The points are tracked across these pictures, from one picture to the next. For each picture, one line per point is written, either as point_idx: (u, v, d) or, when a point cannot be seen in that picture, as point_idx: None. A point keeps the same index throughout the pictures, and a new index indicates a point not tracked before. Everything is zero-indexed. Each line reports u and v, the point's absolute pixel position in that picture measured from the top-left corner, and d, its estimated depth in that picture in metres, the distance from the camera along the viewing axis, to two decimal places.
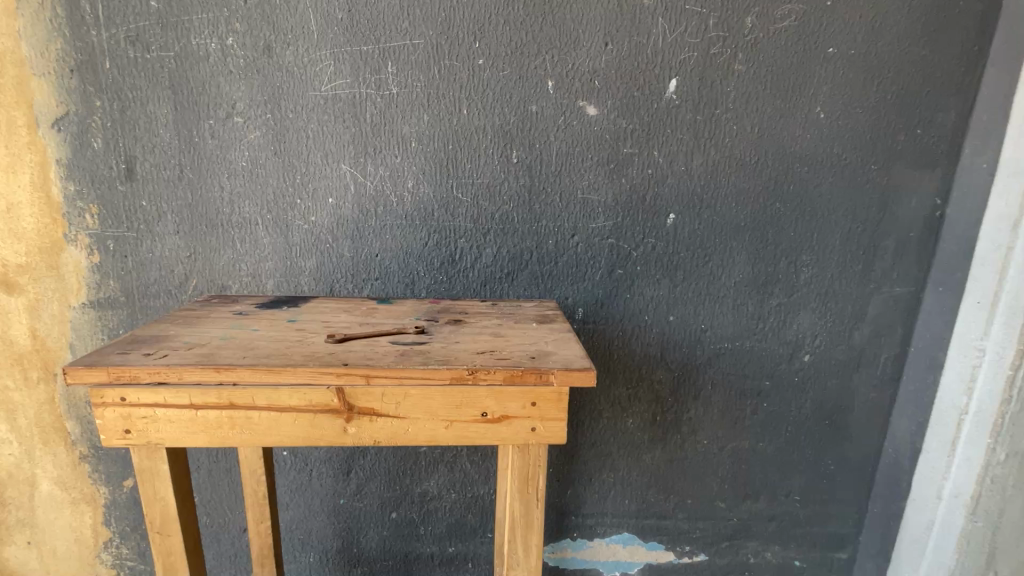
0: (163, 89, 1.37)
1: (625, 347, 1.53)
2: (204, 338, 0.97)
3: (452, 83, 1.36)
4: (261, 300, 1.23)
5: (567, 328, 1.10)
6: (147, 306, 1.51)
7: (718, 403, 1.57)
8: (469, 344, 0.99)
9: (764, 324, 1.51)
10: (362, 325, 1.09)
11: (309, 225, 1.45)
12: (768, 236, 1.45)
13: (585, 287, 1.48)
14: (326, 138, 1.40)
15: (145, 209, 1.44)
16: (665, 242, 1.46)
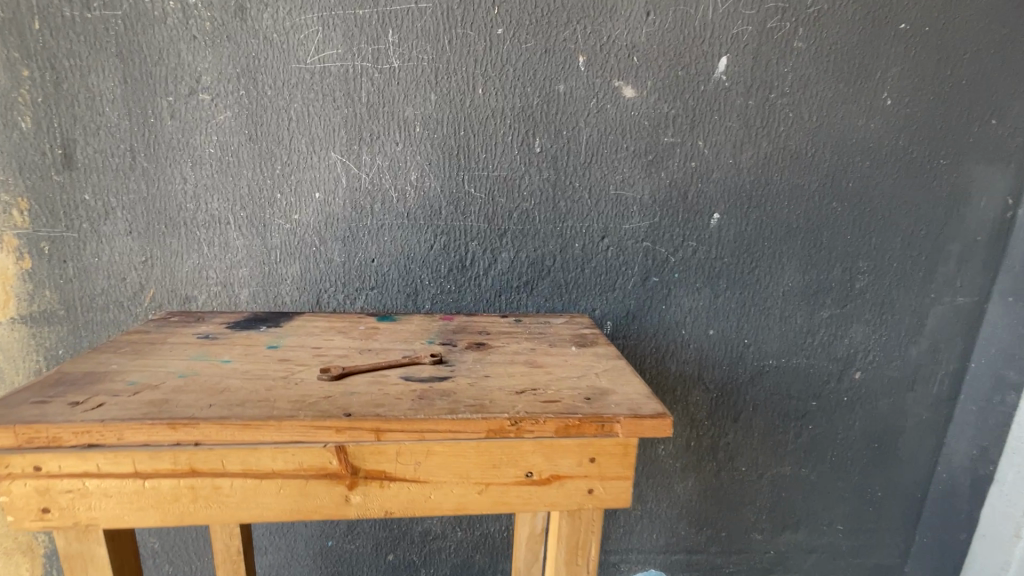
0: (108, 57, 1.12)
1: (658, 365, 1.34)
2: (156, 376, 0.74)
3: (465, 57, 1.14)
4: (233, 318, 1.00)
5: (616, 354, 0.90)
6: (93, 321, 1.26)
7: (761, 427, 1.40)
8: (504, 380, 0.78)
9: (814, 339, 1.34)
10: (362, 352, 0.87)
11: (292, 225, 1.22)
12: (822, 239, 1.28)
13: (615, 297, 1.29)
14: (312, 121, 1.17)
15: (88, 204, 1.19)
16: (707, 246, 1.27)
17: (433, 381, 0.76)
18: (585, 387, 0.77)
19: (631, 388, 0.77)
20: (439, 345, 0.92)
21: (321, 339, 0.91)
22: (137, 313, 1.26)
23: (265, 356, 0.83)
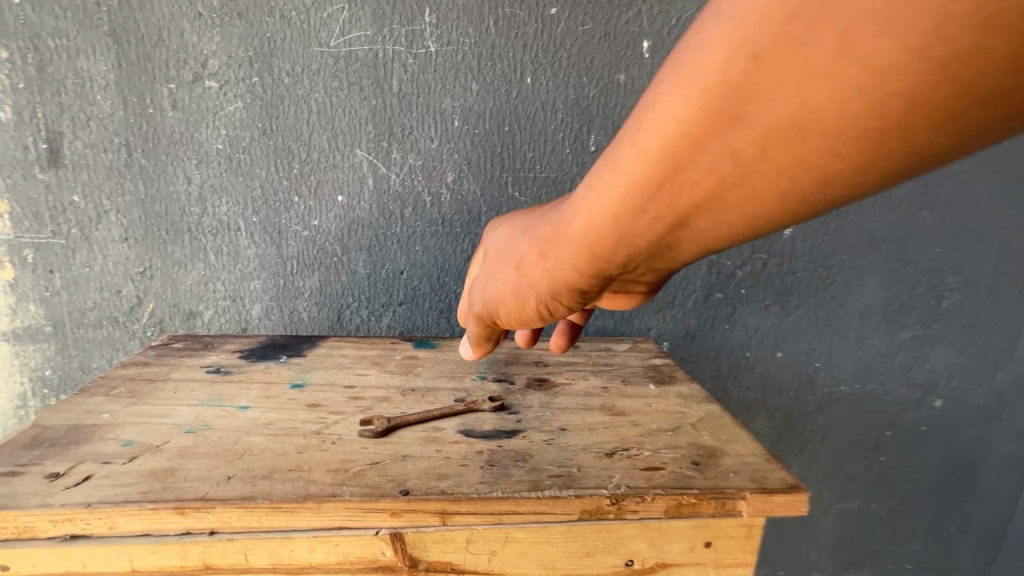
0: (100, 36, 0.96)
1: (718, 391, 1.20)
2: (158, 432, 0.59)
3: (514, 40, 0.99)
4: (247, 344, 0.86)
5: (705, 396, 0.76)
6: (84, 339, 1.11)
7: (827, 458, 1.26)
8: (585, 436, 0.64)
9: (892, 362, 1.20)
10: (405, 393, 0.73)
11: (310, 231, 1.07)
12: (908, 253, 1.14)
13: (674, 315, 1.14)
14: (335, 113, 1.01)
15: (78, 207, 1.04)
16: (779, 259, 1.13)
17: (501, 439, 0.62)
18: (685, 445, 0.63)
19: (741, 447, 0.63)
20: (494, 382, 0.77)
21: (353, 375, 0.77)
22: (134, 330, 1.11)
23: (290, 400, 0.69)
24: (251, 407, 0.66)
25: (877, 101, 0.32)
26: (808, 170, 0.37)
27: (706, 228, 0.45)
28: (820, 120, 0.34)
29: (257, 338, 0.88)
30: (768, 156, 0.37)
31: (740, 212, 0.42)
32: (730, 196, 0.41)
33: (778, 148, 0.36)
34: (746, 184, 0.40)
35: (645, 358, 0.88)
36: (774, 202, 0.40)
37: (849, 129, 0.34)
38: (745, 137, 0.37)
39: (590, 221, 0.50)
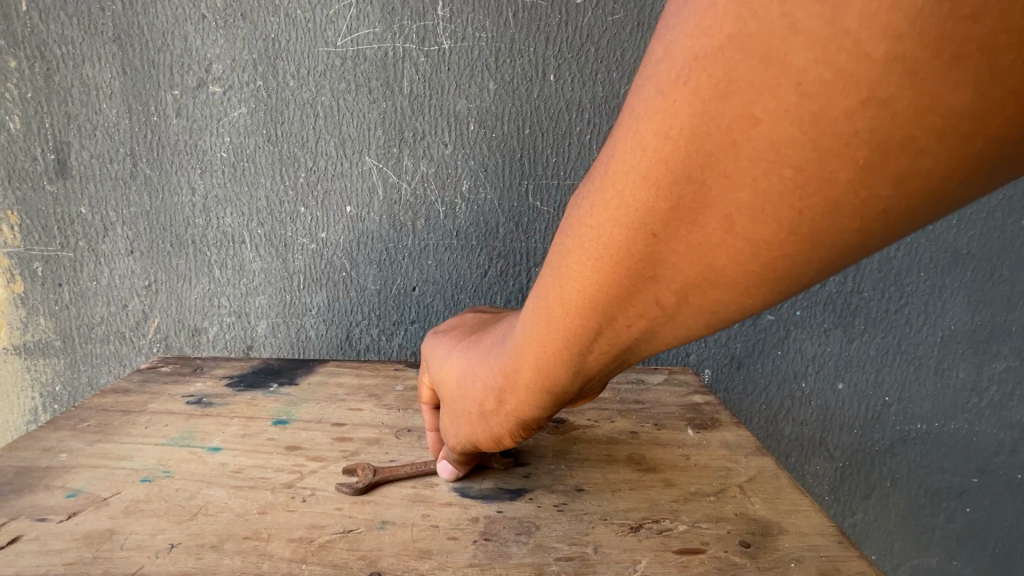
0: (104, 43, 0.92)
1: (767, 426, 1.05)
2: (111, 480, 0.53)
3: (535, 33, 0.89)
4: (239, 369, 0.79)
5: (756, 446, 0.63)
6: (92, 354, 1.08)
7: (899, 507, 1.09)
8: (605, 501, 0.52)
9: (980, 399, 1.02)
10: (399, 433, 0.63)
11: (317, 245, 1.00)
12: (1001, 270, 0.96)
13: (716, 339, 1.01)
14: (342, 117, 0.94)
15: (85, 219, 1.01)
16: (841, 276, 0.98)
17: (502, 502, 0.52)
18: (732, 517, 0.51)
19: (804, 522, 0.51)
20: None
21: (345, 409, 0.68)
22: (141, 345, 1.07)
23: (268, 441, 0.61)
24: (222, 448, 0.59)
25: (878, 143, 0.27)
26: (805, 234, 0.32)
27: (691, 321, 0.39)
28: (817, 173, 0.29)
29: (250, 363, 0.81)
30: (759, 219, 0.32)
31: (732, 294, 0.36)
32: (720, 274, 0.35)
33: (769, 209, 0.31)
34: (733, 261, 0.34)
35: (683, 394, 0.75)
36: (770, 283, 0.35)
37: (847, 181, 0.29)
38: (726, 200, 0.32)
39: (552, 319, 0.43)
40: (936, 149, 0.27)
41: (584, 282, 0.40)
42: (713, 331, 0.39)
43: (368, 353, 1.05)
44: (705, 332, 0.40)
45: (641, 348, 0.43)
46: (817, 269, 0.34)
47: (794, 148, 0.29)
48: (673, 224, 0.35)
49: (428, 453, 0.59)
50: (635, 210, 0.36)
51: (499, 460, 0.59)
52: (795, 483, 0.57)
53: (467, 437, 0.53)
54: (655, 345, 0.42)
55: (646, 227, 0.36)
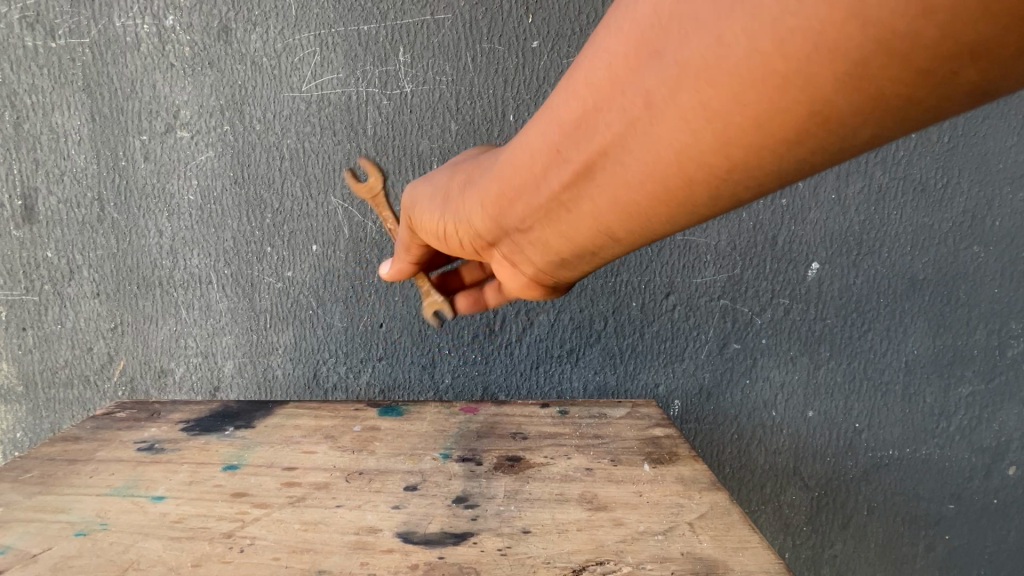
0: (74, 91, 0.95)
1: (740, 456, 1.04)
2: (44, 534, 0.54)
3: (494, 77, 0.91)
4: (194, 412, 0.78)
5: (711, 481, 0.62)
6: (55, 399, 1.07)
7: (877, 537, 1.07)
8: (550, 543, 0.53)
9: (949, 424, 1.02)
10: (350, 476, 0.62)
11: (284, 283, 1.00)
12: (958, 294, 0.98)
13: (683, 369, 1.01)
14: (308, 159, 0.96)
15: (51, 263, 1.01)
16: (803, 304, 0.98)
17: (444, 548, 0.52)
18: (678, 557, 0.51)
19: (750, 556, 0.51)
20: (457, 462, 0.66)
21: (298, 452, 0.67)
22: (105, 389, 1.06)
23: (214, 488, 0.60)
24: (166, 497, 0.59)
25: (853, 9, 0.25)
26: (754, 75, 0.30)
27: (645, 155, 0.37)
28: (789, 10, 0.27)
29: (208, 406, 0.79)
30: (730, 32, 0.29)
31: (667, 125, 0.34)
32: (679, 86, 0.33)
33: (743, 31, 0.29)
34: (739, 65, 0.30)
35: (644, 427, 0.73)
36: (745, 117, 0.31)
37: (828, 18, 0.26)
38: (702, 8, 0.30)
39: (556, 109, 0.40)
40: (869, 29, 0.25)
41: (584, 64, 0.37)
42: (679, 177, 0.36)
43: (336, 391, 1.04)
44: (648, 176, 0.37)
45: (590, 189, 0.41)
46: (753, 124, 0.31)
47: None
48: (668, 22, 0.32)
49: (376, 497, 0.59)
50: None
51: (448, 503, 0.58)
52: (746, 519, 0.56)
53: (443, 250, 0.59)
54: (607, 186, 0.40)
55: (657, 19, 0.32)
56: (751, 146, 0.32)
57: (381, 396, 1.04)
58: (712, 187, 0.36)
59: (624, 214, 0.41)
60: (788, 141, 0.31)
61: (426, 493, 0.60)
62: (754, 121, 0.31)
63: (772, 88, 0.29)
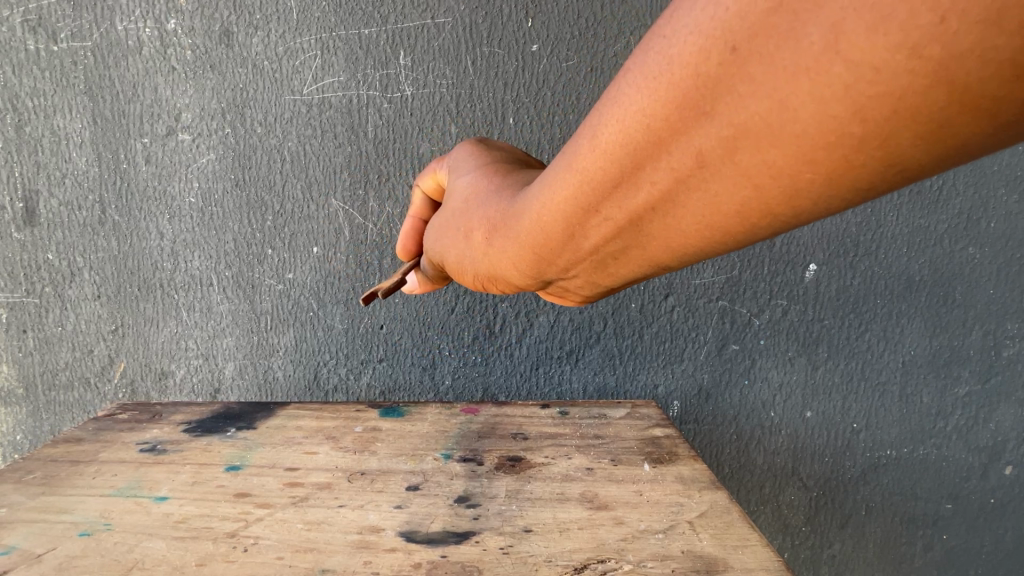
0: (76, 95, 0.95)
1: (739, 457, 1.04)
2: (48, 535, 0.54)
3: (493, 80, 0.92)
4: (196, 414, 0.78)
5: (711, 480, 0.62)
6: (55, 402, 1.07)
7: (876, 537, 1.07)
8: (552, 542, 0.53)
9: (946, 424, 1.03)
10: (352, 476, 0.63)
11: (284, 285, 1.01)
12: (954, 295, 0.99)
13: (683, 370, 1.02)
14: (309, 162, 0.96)
15: (52, 265, 1.02)
16: (801, 305, 0.99)
17: (447, 546, 0.52)
18: (678, 555, 0.51)
19: (751, 555, 0.51)
20: (458, 462, 0.66)
21: (299, 453, 0.67)
22: (105, 391, 1.06)
23: (217, 488, 0.61)
24: (169, 498, 0.59)
25: (934, 78, 0.25)
26: (825, 139, 0.29)
27: (705, 207, 0.37)
28: (863, 80, 0.26)
29: (210, 408, 0.79)
30: (795, 98, 0.29)
31: (729, 182, 0.34)
32: (739, 147, 0.32)
33: (810, 98, 0.28)
34: (805, 131, 0.30)
35: (644, 427, 0.73)
36: (811, 177, 0.31)
37: (909, 87, 0.25)
38: (761, 74, 0.30)
39: (600, 165, 0.39)
40: (958, 95, 0.25)
41: (625, 121, 0.36)
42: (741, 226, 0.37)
43: (337, 393, 1.05)
44: (710, 224, 0.38)
45: (648, 232, 0.42)
46: (824, 182, 0.31)
47: (863, 55, 0.26)
48: (719, 86, 0.31)
49: (379, 497, 0.59)
50: (708, 46, 0.31)
51: (450, 502, 0.59)
52: (745, 517, 0.56)
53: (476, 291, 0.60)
54: (666, 231, 0.41)
55: (704, 83, 0.32)
56: (821, 199, 0.32)
57: (382, 398, 1.05)
58: (780, 230, 0.36)
59: (688, 251, 0.42)
60: (861, 194, 0.31)
61: (428, 492, 0.60)
62: (825, 180, 0.31)
63: (846, 151, 0.29)
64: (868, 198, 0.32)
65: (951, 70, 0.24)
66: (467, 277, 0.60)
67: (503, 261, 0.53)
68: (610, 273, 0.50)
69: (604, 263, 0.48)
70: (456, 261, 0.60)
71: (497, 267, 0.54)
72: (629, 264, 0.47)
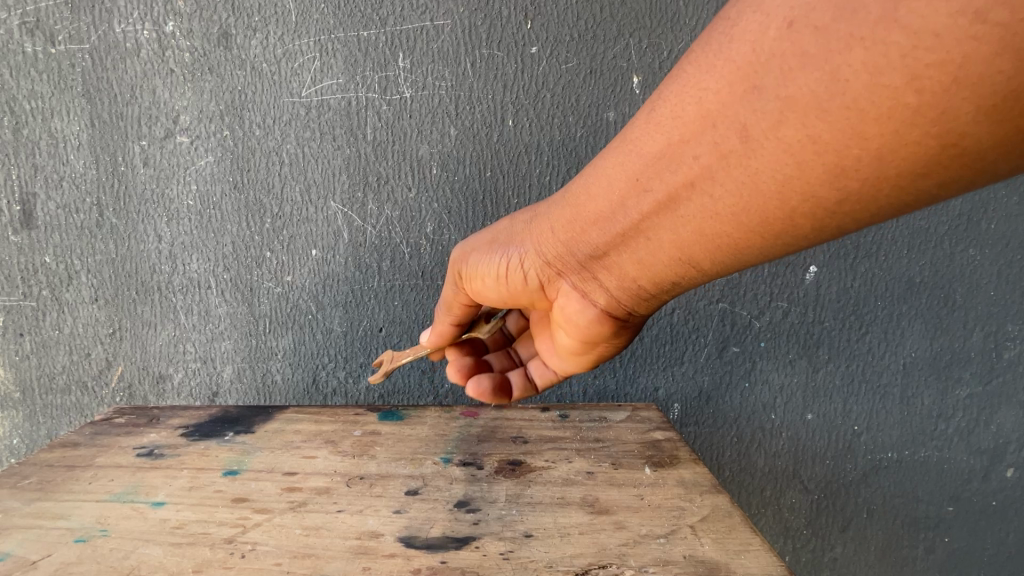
0: (74, 97, 0.95)
1: (740, 459, 1.04)
2: (43, 541, 0.53)
3: (493, 82, 0.92)
4: (194, 418, 0.78)
5: (713, 483, 0.62)
6: (52, 405, 1.06)
7: (877, 540, 1.07)
8: (552, 548, 0.53)
9: (947, 426, 1.03)
10: (350, 481, 0.62)
11: (283, 288, 1.00)
12: (955, 297, 0.99)
13: (683, 373, 1.01)
14: (308, 164, 0.96)
15: (49, 268, 1.01)
16: (802, 307, 0.99)
17: (447, 552, 0.52)
18: (680, 560, 0.51)
19: (754, 560, 0.51)
20: (458, 466, 0.65)
21: (298, 458, 0.67)
22: (103, 395, 1.06)
23: (215, 493, 0.60)
24: (166, 503, 0.59)
25: (1000, 45, 0.29)
26: (878, 109, 0.34)
27: (753, 181, 0.41)
28: (921, 46, 0.31)
29: (208, 411, 0.79)
30: (846, 68, 0.34)
31: (773, 154, 0.39)
32: (786, 117, 0.38)
33: (862, 68, 0.33)
34: (858, 100, 0.34)
35: (645, 430, 0.73)
36: (857, 147, 0.36)
37: (971, 53, 0.30)
38: (817, 48, 0.35)
39: (654, 138, 0.45)
40: (1023, 63, 0.29)
41: (691, 98, 0.42)
42: (786, 202, 0.41)
43: (336, 396, 1.04)
44: (755, 200, 0.42)
45: (685, 212, 0.46)
46: (871, 154, 0.36)
47: (924, 24, 0.30)
48: (773, 62, 0.37)
49: (377, 501, 0.59)
50: (769, 27, 0.37)
51: (450, 507, 0.58)
52: (748, 521, 0.56)
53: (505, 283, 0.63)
54: (703, 210, 0.45)
55: (767, 59, 0.37)
56: (865, 174, 0.37)
57: (381, 401, 1.04)
58: (816, 210, 0.40)
59: (721, 236, 0.46)
60: (902, 169, 0.35)
61: (427, 497, 0.60)
62: (869, 152, 0.36)
63: (896, 120, 0.34)
64: (906, 176, 0.36)
65: (1019, 35, 0.28)
66: (494, 270, 0.62)
67: (548, 235, 0.58)
68: (640, 262, 0.53)
69: (638, 247, 0.52)
70: (485, 253, 0.63)
71: (542, 247, 0.59)
72: (659, 251, 0.50)
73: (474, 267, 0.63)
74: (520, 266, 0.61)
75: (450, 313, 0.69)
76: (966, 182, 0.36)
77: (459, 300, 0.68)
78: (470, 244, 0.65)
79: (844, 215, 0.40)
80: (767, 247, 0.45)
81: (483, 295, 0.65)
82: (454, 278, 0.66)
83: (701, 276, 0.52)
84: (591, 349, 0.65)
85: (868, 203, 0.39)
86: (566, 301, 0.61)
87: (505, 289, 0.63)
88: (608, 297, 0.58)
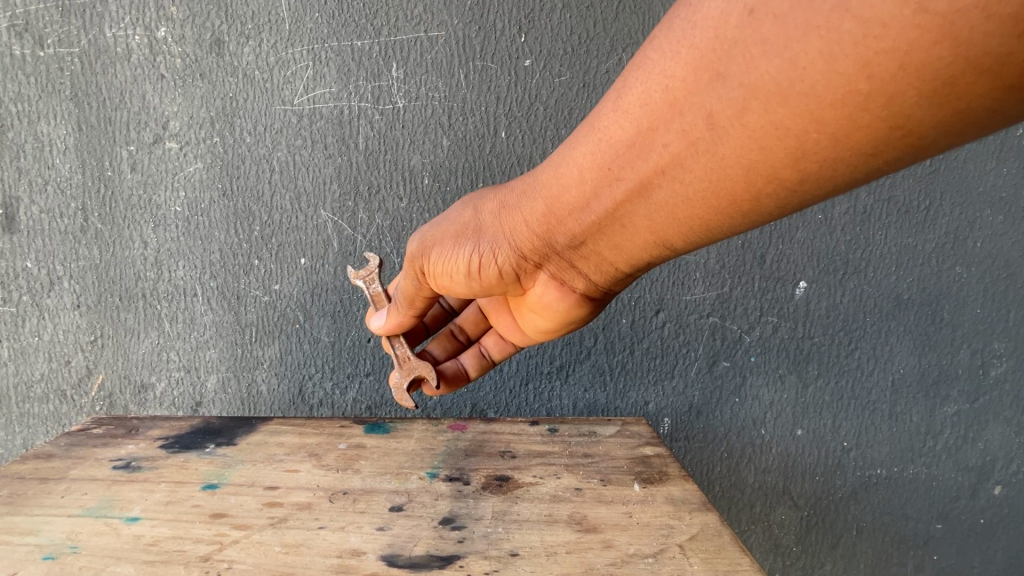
0: (61, 101, 0.94)
1: (729, 475, 1.03)
2: (10, 559, 0.52)
3: (486, 94, 0.92)
4: (172, 428, 0.75)
5: (702, 501, 0.61)
6: (30, 414, 1.04)
7: (866, 557, 1.06)
8: (539, 567, 0.52)
9: (936, 443, 1.03)
10: (334, 496, 0.61)
11: (270, 296, 0.99)
12: (942, 314, 1.00)
13: (673, 387, 1.01)
14: (299, 173, 0.95)
15: (31, 273, 0.99)
16: (791, 322, 0.99)
17: (430, 571, 0.51)
18: None
19: None
20: (444, 482, 0.64)
21: (280, 471, 0.65)
22: (82, 404, 1.04)
23: (192, 508, 0.59)
24: (141, 518, 0.57)
25: (940, 34, 0.29)
26: (834, 94, 0.33)
27: (718, 171, 0.40)
28: (871, 35, 0.30)
29: (188, 422, 0.77)
30: (804, 57, 0.33)
31: (738, 141, 0.38)
32: (750, 105, 0.37)
33: (819, 56, 0.33)
34: (820, 88, 0.33)
35: (634, 445, 0.72)
36: (818, 132, 0.35)
37: (915, 42, 0.29)
38: (774, 36, 0.34)
39: (623, 125, 0.43)
40: (960, 50, 0.29)
41: (652, 84, 0.41)
42: (757, 186, 0.40)
43: (322, 407, 1.03)
44: (723, 187, 0.41)
45: (658, 199, 0.45)
46: (830, 139, 0.35)
47: (873, 12, 0.30)
48: (734, 49, 0.36)
49: (361, 518, 0.57)
50: (731, 13, 0.36)
51: (434, 524, 0.57)
52: (737, 540, 0.55)
53: (468, 281, 0.59)
54: (675, 196, 0.44)
55: (729, 45, 0.36)
56: (824, 156, 0.36)
57: (368, 413, 1.03)
58: (780, 192, 0.40)
59: (695, 218, 0.45)
60: (857, 150, 0.35)
61: (412, 514, 0.58)
62: (828, 135, 0.35)
63: (851, 107, 0.33)
64: (866, 160, 0.36)
65: (957, 25, 0.28)
66: (462, 265, 0.58)
67: (519, 228, 0.55)
68: (617, 248, 0.52)
69: (616, 234, 0.51)
70: (452, 246, 0.58)
71: (509, 241, 0.56)
72: (635, 237, 0.50)
73: (437, 262, 0.59)
74: (493, 261, 0.58)
75: (409, 307, 0.66)
76: (915, 160, 0.36)
77: (420, 294, 0.64)
78: (429, 236, 0.60)
79: (804, 193, 0.40)
80: (737, 225, 0.44)
81: (452, 289, 0.61)
82: (416, 272, 0.61)
83: (676, 255, 0.52)
84: (566, 328, 0.65)
85: (828, 181, 0.38)
86: (544, 291, 0.61)
87: (476, 283, 0.60)
88: (588, 281, 0.58)
